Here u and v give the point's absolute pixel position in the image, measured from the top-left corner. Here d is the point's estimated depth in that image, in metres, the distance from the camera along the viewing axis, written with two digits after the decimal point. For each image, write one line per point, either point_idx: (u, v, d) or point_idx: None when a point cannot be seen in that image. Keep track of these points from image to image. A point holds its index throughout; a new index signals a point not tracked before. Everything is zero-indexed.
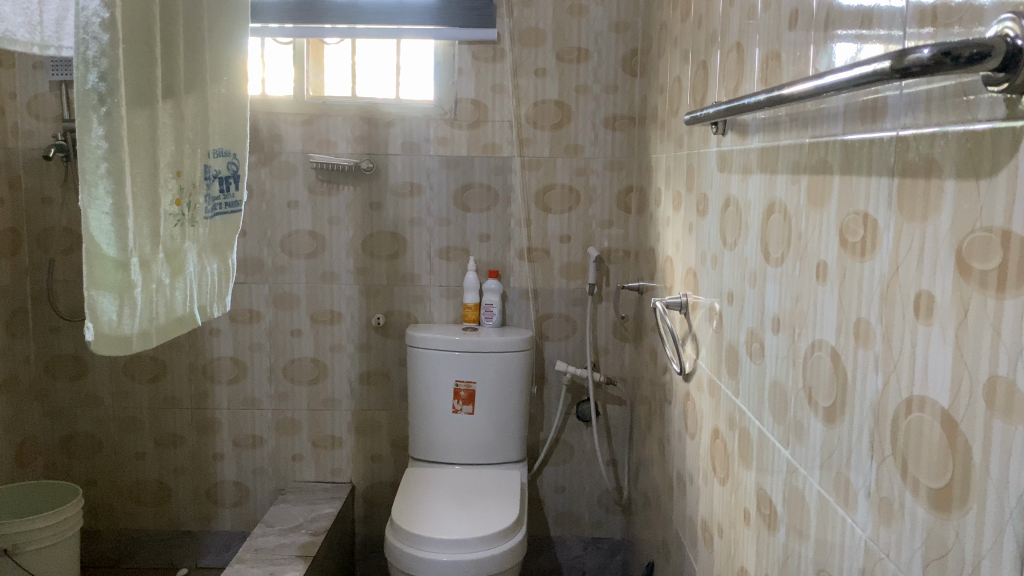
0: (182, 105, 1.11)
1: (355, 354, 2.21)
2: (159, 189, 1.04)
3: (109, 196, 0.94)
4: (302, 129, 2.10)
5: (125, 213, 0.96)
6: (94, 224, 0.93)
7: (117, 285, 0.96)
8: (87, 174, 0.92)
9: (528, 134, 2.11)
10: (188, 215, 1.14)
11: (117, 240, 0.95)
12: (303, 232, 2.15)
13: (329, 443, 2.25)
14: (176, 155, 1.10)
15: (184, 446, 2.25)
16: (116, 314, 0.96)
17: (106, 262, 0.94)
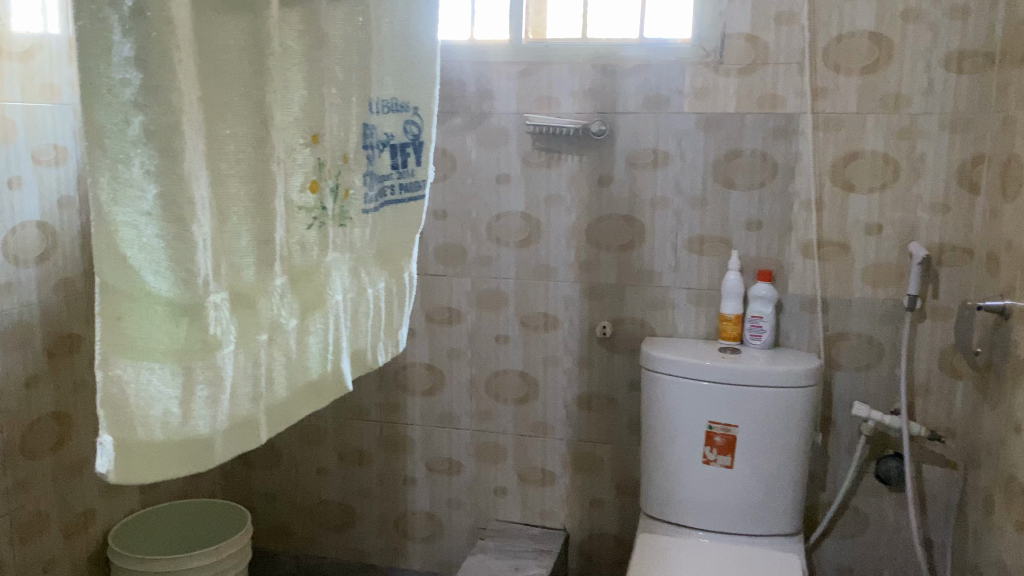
0: (325, 56, 0.88)
1: (575, 371, 1.72)
2: (271, 170, 0.81)
3: (152, 181, 0.68)
4: (518, 81, 1.63)
5: (191, 204, 0.71)
6: (126, 237, 0.69)
7: (171, 344, 0.73)
8: (111, 136, 0.66)
9: (826, 81, 1.49)
10: (332, 208, 0.92)
11: (169, 266, 0.71)
12: (515, 214, 1.68)
13: (539, 478, 1.79)
14: (313, 114, 0.86)
15: (371, 465, 1.89)
16: (169, 400, 0.74)
17: (155, 304, 0.72)
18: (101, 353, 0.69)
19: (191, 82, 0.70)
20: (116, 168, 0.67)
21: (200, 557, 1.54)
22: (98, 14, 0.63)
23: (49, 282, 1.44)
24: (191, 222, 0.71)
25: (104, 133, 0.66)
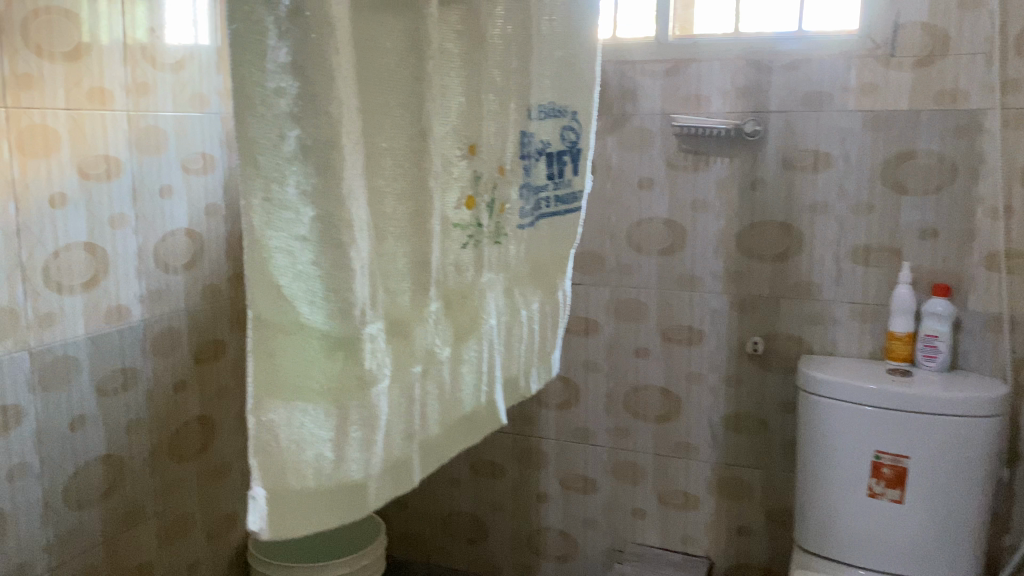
0: (483, 65, 0.86)
1: (721, 389, 1.61)
2: (428, 187, 0.78)
3: (308, 203, 0.65)
4: (664, 81, 1.54)
5: (350, 228, 0.68)
6: (280, 264, 0.65)
7: (327, 380, 0.71)
8: (264, 153, 0.63)
9: (1018, 72, 1.32)
10: (486, 226, 0.92)
11: (326, 298, 0.68)
12: (658, 221, 1.59)
13: (681, 501, 1.69)
14: (469, 127, 0.85)
15: (504, 478, 1.84)
16: (322, 443, 0.71)
17: (308, 337, 0.68)
18: (257, 394, 0.66)
19: (349, 90, 0.67)
20: (270, 189, 0.63)
21: (337, 562, 1.53)
22: (250, 13, 0.60)
23: (197, 288, 1.46)
24: (350, 246, 0.68)
25: (258, 149, 0.62)
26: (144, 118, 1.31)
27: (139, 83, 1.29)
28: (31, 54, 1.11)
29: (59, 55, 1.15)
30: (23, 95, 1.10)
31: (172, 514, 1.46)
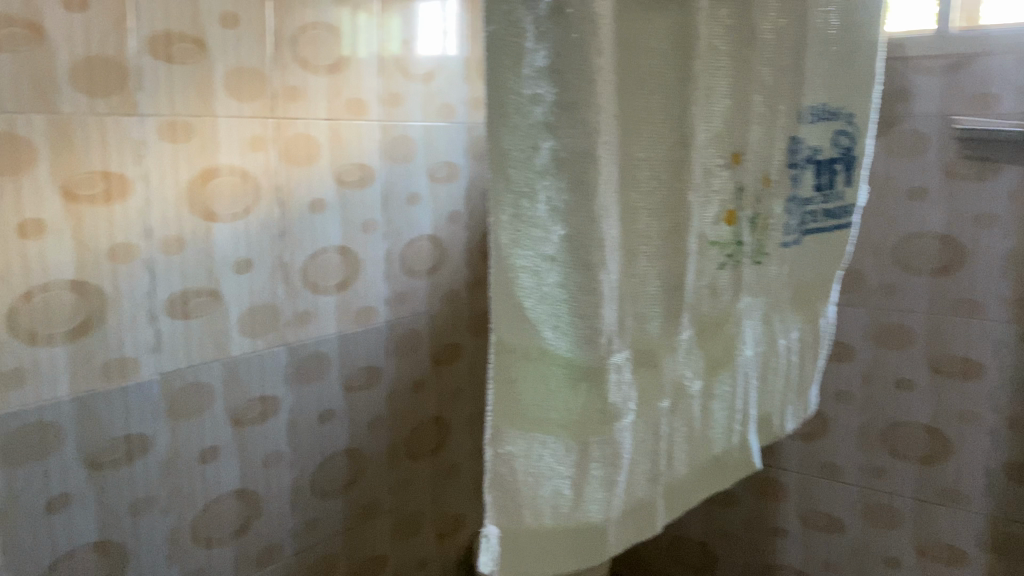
0: (755, 78, 0.86)
1: (1002, 433, 1.39)
2: (685, 201, 0.79)
3: (557, 221, 0.68)
4: (944, 78, 1.36)
5: (601, 247, 0.70)
6: (526, 287, 0.69)
7: (568, 410, 0.73)
8: (515, 164, 0.66)
9: None
10: (741, 246, 0.92)
11: (569, 322, 0.71)
12: (930, 236, 1.41)
13: (945, 556, 1.49)
14: (733, 141, 0.85)
15: (738, 507, 1.73)
16: (561, 480, 0.74)
17: (554, 364, 0.72)
18: (498, 424, 0.69)
19: (604, 103, 0.68)
20: (520, 204, 0.67)
21: None
22: (510, 15, 0.63)
23: (437, 293, 1.50)
24: (600, 267, 0.70)
25: (509, 160, 0.66)
26: (396, 127, 1.35)
27: (392, 94, 1.34)
28: (298, 68, 1.17)
29: (323, 67, 1.22)
30: (291, 106, 1.17)
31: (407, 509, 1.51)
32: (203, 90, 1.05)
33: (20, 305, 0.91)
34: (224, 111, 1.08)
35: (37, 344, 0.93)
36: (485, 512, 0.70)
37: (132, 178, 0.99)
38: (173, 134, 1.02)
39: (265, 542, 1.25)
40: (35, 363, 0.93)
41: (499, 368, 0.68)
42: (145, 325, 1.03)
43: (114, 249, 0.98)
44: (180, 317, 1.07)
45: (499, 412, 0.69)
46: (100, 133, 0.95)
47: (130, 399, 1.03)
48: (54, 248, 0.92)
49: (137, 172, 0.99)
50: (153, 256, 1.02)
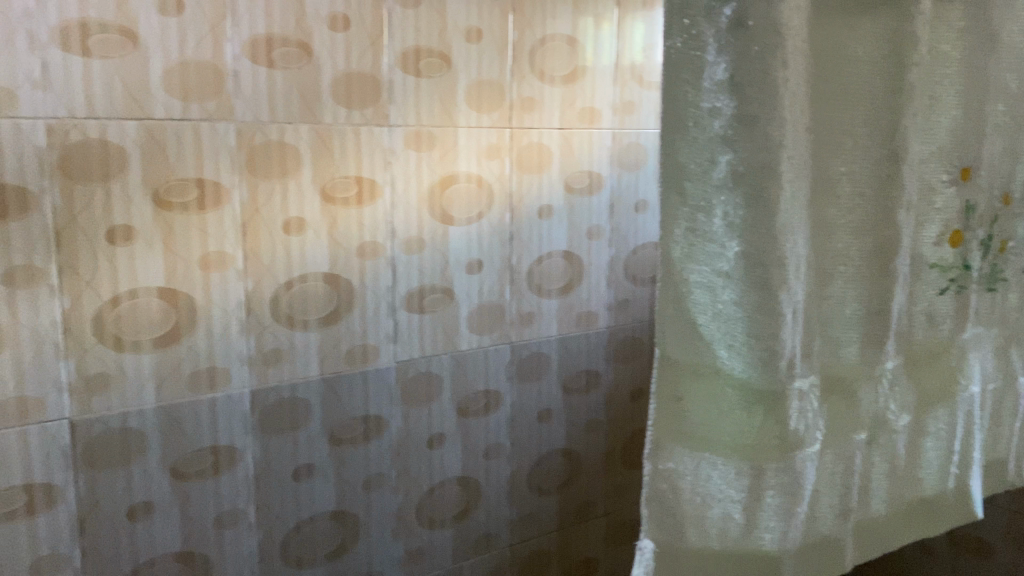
0: (987, 100, 0.87)
1: None
2: (894, 222, 0.81)
3: (733, 237, 0.70)
4: None
5: (780, 266, 0.72)
6: (700, 303, 0.72)
7: (736, 431, 0.76)
8: (692, 180, 0.69)
9: None
10: (963, 273, 0.90)
11: (744, 343, 0.73)
12: None
13: None
14: (953, 163, 0.86)
15: (994, 560, 1.53)
16: (731, 502, 0.76)
17: (726, 385, 0.74)
18: (655, 438, 0.73)
19: (791, 124, 0.70)
20: (696, 219, 0.70)
21: None
22: (692, 30, 0.66)
23: None
24: (779, 287, 0.72)
25: (686, 175, 0.69)
26: (627, 135, 1.55)
27: (627, 102, 1.53)
28: (535, 78, 1.41)
29: (559, 79, 1.44)
30: (525, 116, 1.41)
31: (607, 506, 1.70)
32: (447, 101, 1.32)
33: (283, 292, 1.21)
34: (464, 122, 1.34)
35: (293, 328, 1.23)
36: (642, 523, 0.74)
37: (380, 183, 1.27)
38: (417, 143, 1.30)
39: (461, 504, 1.48)
40: (291, 343, 1.24)
41: (660, 384, 0.73)
42: (386, 316, 1.32)
43: (363, 248, 1.27)
44: (416, 310, 1.35)
45: (659, 426, 0.73)
46: (355, 138, 1.24)
47: (369, 380, 1.32)
48: (311, 242, 1.23)
49: (385, 177, 1.28)
50: (396, 254, 1.31)
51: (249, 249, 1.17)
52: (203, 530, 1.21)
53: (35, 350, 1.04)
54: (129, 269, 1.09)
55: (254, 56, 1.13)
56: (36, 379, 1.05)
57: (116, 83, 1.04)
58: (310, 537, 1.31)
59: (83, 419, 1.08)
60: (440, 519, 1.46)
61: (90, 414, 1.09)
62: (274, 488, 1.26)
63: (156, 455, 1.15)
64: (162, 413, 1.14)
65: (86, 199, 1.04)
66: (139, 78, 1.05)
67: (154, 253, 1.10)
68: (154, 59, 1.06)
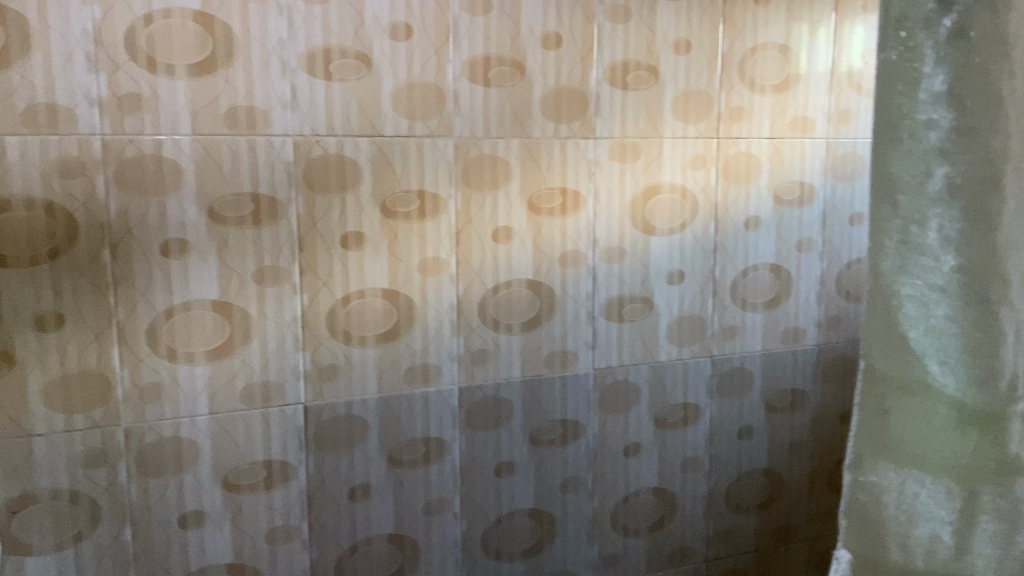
0: None
1: None
2: None
3: (952, 249, 0.53)
4: None
5: (1014, 277, 0.53)
6: (909, 317, 0.56)
7: (952, 463, 0.56)
8: (906, 192, 0.54)
9: None
10: None
11: (963, 362, 0.55)
12: None
13: None
14: None
15: None
16: (939, 524, 0.56)
17: (939, 410, 0.56)
18: (853, 449, 0.59)
19: None
20: (908, 231, 0.54)
21: None
22: (909, 42, 0.52)
23: None
24: (1000, 306, 0.53)
25: (898, 188, 0.54)
26: (843, 145, 1.49)
27: (843, 110, 1.47)
28: (744, 88, 1.39)
29: (769, 88, 1.41)
30: (734, 126, 1.40)
31: (808, 531, 1.63)
32: (653, 113, 1.33)
33: (489, 297, 1.28)
34: (669, 133, 1.35)
35: (498, 331, 1.30)
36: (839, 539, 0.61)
37: (584, 194, 1.31)
38: (623, 154, 1.32)
39: (656, 515, 1.48)
40: (496, 346, 1.30)
41: (861, 402, 0.58)
42: (586, 324, 1.35)
43: (566, 256, 1.32)
44: (616, 319, 1.37)
45: (858, 440, 0.58)
46: (561, 152, 1.28)
47: (568, 385, 1.36)
48: (517, 250, 1.29)
49: (589, 188, 1.31)
50: (598, 263, 1.34)
51: (461, 255, 1.25)
52: (412, 517, 1.29)
53: (279, 341, 1.17)
54: (358, 271, 1.19)
55: (472, 75, 1.21)
56: (278, 366, 1.17)
57: (352, 103, 1.15)
58: (509, 533, 1.37)
59: (316, 405, 1.20)
60: (635, 527, 1.46)
61: (321, 401, 1.20)
62: (477, 483, 1.33)
63: (375, 443, 1.25)
64: (381, 403, 1.24)
65: (325, 208, 1.16)
66: (371, 98, 1.16)
67: (379, 257, 1.20)
68: (384, 80, 1.16)
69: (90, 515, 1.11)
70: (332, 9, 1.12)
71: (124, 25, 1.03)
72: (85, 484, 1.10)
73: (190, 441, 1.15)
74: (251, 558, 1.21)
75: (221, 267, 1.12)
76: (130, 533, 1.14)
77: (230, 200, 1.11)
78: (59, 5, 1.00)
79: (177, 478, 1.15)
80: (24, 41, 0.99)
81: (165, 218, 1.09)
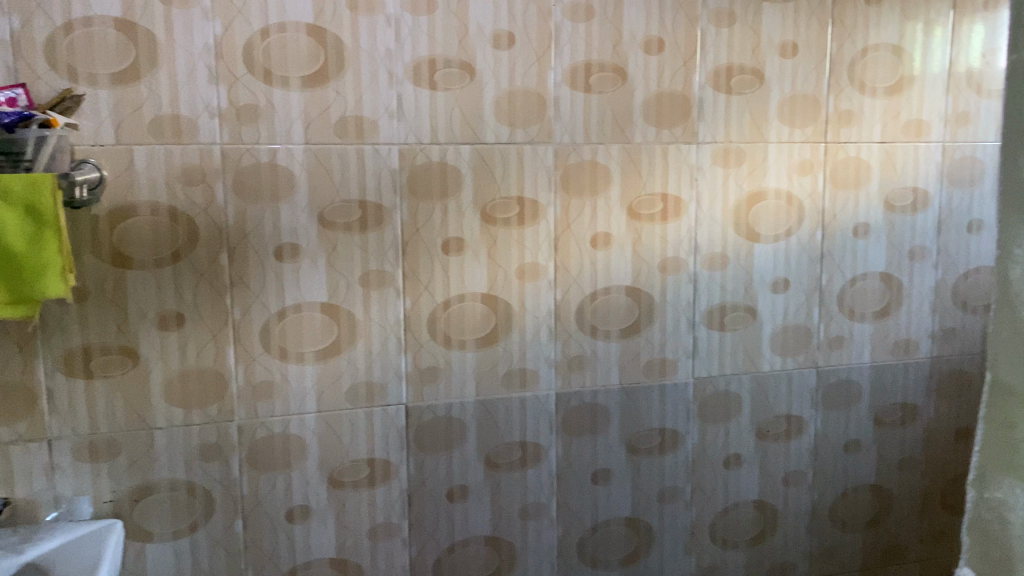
0: None
1: None
2: None
3: None
4: None
5: None
6: None
7: None
8: None
9: None
10: None
11: None
12: None
13: None
14: None
15: None
16: None
17: None
18: (981, 464, 0.66)
19: None
20: None
21: None
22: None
23: None
24: None
25: None
26: (961, 148, 1.42)
27: (961, 113, 1.41)
28: (854, 91, 1.34)
29: (881, 91, 1.36)
30: (843, 130, 1.35)
31: (920, 553, 1.55)
32: (758, 117, 1.31)
33: (588, 303, 1.28)
34: (775, 137, 1.32)
35: (597, 337, 1.30)
36: (965, 551, 0.69)
37: (686, 201, 1.30)
38: (726, 159, 1.30)
39: (756, 529, 1.44)
40: (594, 352, 1.30)
41: (987, 411, 0.65)
42: (685, 332, 1.33)
43: (666, 263, 1.30)
44: (717, 327, 1.35)
45: (986, 453, 0.65)
46: (662, 158, 1.27)
47: (667, 393, 1.34)
48: (616, 257, 1.28)
49: (691, 194, 1.30)
50: (699, 270, 1.32)
51: (560, 261, 1.25)
52: (509, 520, 1.31)
53: (382, 343, 1.20)
54: (459, 276, 1.22)
55: (573, 81, 1.22)
56: (381, 368, 1.21)
57: (455, 111, 1.18)
58: (605, 540, 1.36)
59: (416, 407, 1.23)
60: (734, 540, 1.43)
61: (421, 402, 1.23)
62: (573, 489, 1.33)
63: (473, 446, 1.27)
64: (480, 406, 1.26)
65: (428, 214, 1.19)
66: (474, 105, 1.18)
67: (480, 263, 1.22)
68: (487, 88, 1.18)
69: (205, 506, 1.17)
70: (437, 20, 1.15)
71: (243, 40, 1.08)
72: (201, 476, 1.16)
73: (297, 438, 1.19)
74: (353, 553, 1.25)
75: (328, 271, 1.16)
76: (241, 525, 1.19)
77: (339, 207, 1.15)
78: (185, 22, 1.06)
79: (285, 474, 1.19)
80: (152, 57, 1.06)
81: (278, 223, 1.13)
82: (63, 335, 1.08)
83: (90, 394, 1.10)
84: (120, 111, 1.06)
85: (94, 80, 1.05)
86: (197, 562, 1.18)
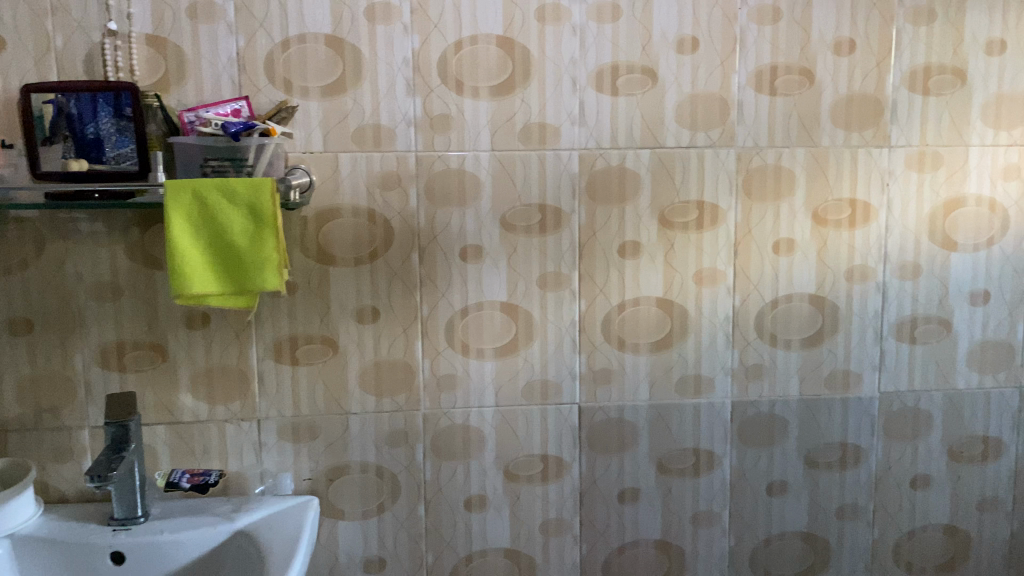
0: None
1: None
2: None
3: None
4: None
5: None
6: None
7: None
8: None
9: None
10: None
11: None
12: None
13: None
14: None
15: None
16: None
17: None
18: None
19: None
20: None
21: None
22: None
23: None
24: None
25: None
26: None
27: None
28: None
29: None
30: None
31: None
32: (958, 119, 1.24)
33: (767, 310, 1.26)
34: (977, 140, 1.24)
35: (776, 345, 1.27)
36: None
37: (876, 207, 1.25)
38: (921, 163, 1.24)
39: (946, 555, 1.36)
40: (773, 361, 1.27)
41: None
42: (871, 343, 1.28)
43: (852, 271, 1.26)
44: (906, 340, 1.29)
45: None
46: (851, 162, 1.23)
47: (849, 406, 1.30)
48: (799, 264, 1.25)
49: (882, 200, 1.24)
50: (888, 279, 1.27)
51: (739, 267, 1.24)
52: (680, 525, 1.30)
53: (559, 343, 1.24)
54: (635, 279, 1.23)
55: (758, 85, 1.20)
56: (556, 367, 1.24)
57: (636, 116, 1.19)
58: (779, 554, 1.33)
59: (590, 406, 1.26)
60: (921, 565, 1.36)
61: (595, 402, 1.26)
62: (747, 499, 1.31)
63: (645, 449, 1.27)
64: (653, 409, 1.27)
65: (607, 218, 1.21)
66: (656, 111, 1.19)
67: (657, 267, 1.23)
68: (669, 93, 1.19)
69: (391, 489, 1.25)
70: (622, 28, 1.17)
71: (438, 52, 1.15)
72: (388, 460, 1.24)
73: (477, 430, 1.25)
74: (526, 546, 1.29)
75: (509, 272, 1.21)
76: (423, 509, 1.26)
77: (521, 210, 1.20)
78: (386, 37, 1.14)
79: (464, 464, 1.25)
80: (357, 70, 1.15)
81: (464, 225, 1.19)
82: (273, 325, 1.19)
83: (294, 378, 1.21)
84: (327, 120, 1.15)
85: (306, 92, 1.14)
86: (382, 542, 1.26)
